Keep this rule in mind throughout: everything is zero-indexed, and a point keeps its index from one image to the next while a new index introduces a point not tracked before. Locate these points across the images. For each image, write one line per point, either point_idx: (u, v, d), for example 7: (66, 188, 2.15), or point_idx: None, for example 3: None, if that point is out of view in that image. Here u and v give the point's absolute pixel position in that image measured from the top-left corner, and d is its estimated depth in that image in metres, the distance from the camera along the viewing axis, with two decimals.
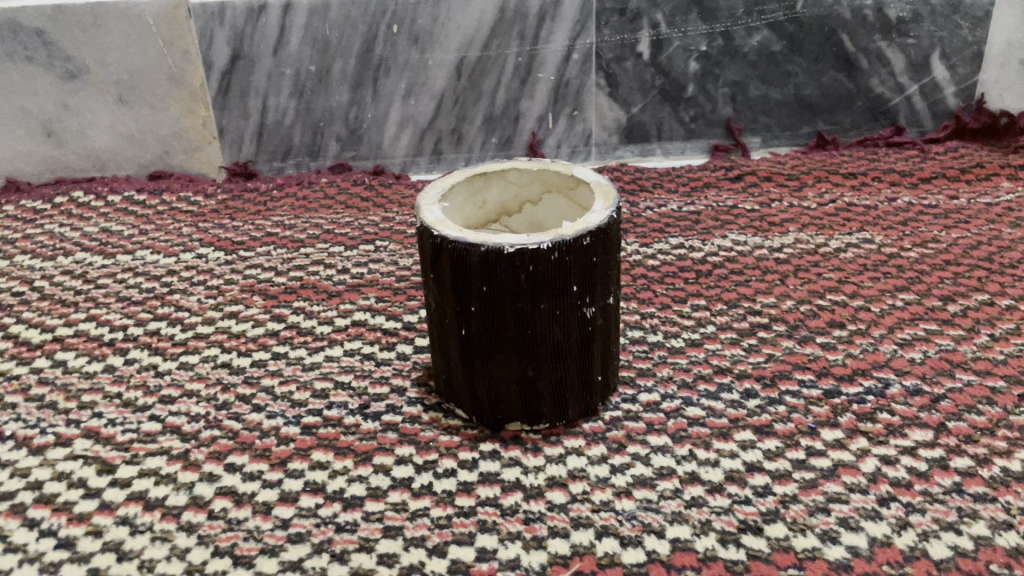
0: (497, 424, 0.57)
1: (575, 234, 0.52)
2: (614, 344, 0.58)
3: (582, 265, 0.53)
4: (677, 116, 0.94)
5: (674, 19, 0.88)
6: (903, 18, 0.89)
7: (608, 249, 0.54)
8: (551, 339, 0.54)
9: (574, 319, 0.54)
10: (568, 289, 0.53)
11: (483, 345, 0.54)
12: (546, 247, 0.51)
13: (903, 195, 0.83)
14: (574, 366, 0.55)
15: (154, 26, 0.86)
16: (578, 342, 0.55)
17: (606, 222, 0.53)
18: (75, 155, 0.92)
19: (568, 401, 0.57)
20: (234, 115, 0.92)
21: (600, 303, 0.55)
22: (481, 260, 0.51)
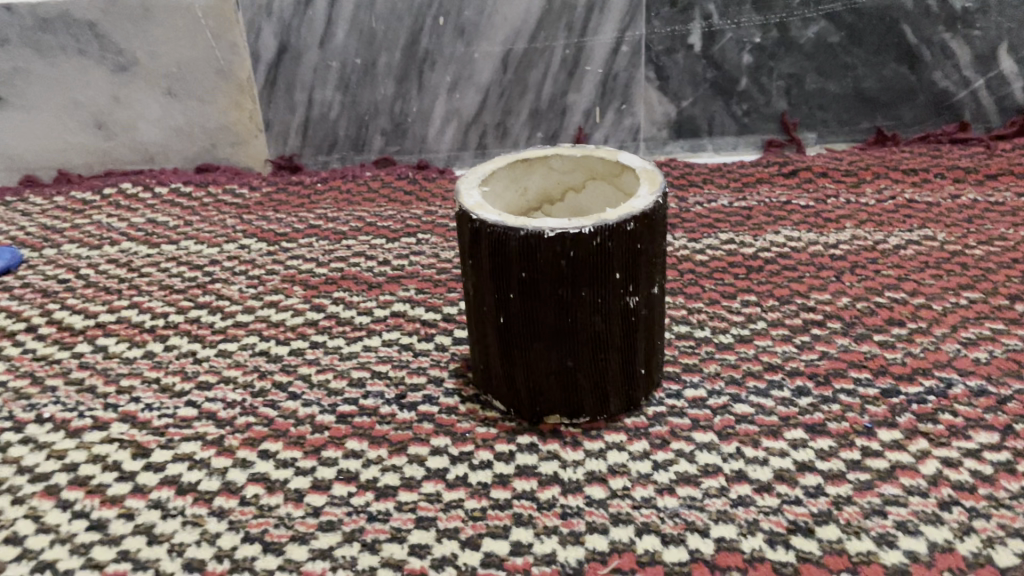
0: (534, 415, 0.55)
1: (618, 219, 0.50)
2: (658, 338, 0.56)
3: (624, 251, 0.51)
4: (729, 110, 0.91)
5: (727, 10, 0.85)
6: (969, 9, 0.85)
7: (653, 236, 0.52)
8: (592, 328, 0.52)
9: (616, 308, 0.52)
10: (610, 278, 0.51)
11: (522, 333, 0.53)
12: (588, 232, 0.49)
13: (968, 192, 0.79)
14: (616, 357, 0.53)
15: (203, 19, 0.86)
16: (620, 333, 0.53)
17: (651, 207, 0.51)
18: (125, 147, 0.93)
19: (610, 394, 0.55)
20: (280, 109, 0.92)
21: (644, 293, 0.53)
22: (521, 244, 0.50)
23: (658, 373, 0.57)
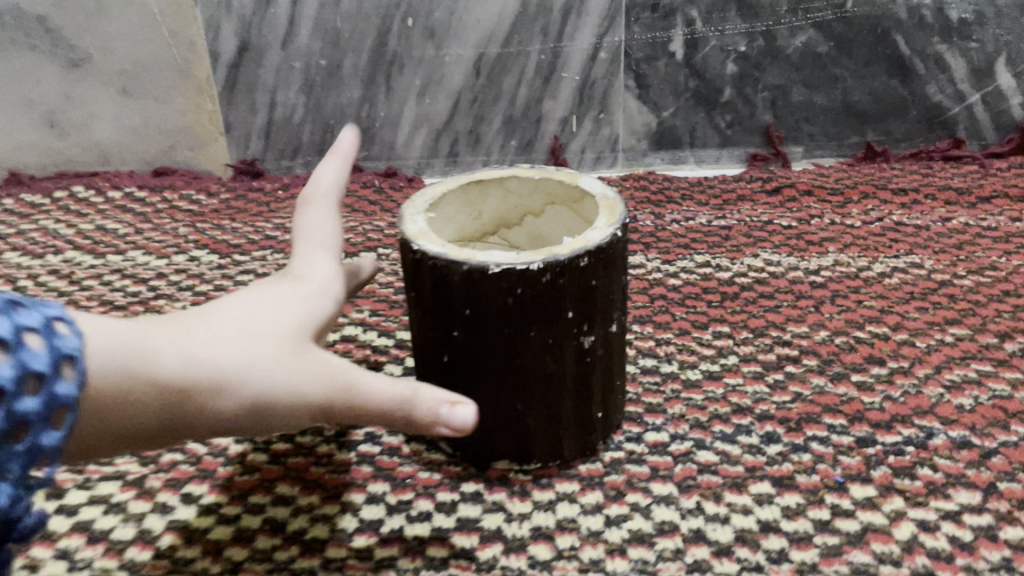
0: (483, 458, 0.51)
1: (571, 254, 0.45)
2: (617, 377, 0.52)
3: (577, 289, 0.46)
4: (712, 121, 0.87)
5: (711, 16, 0.81)
6: (967, 20, 0.80)
7: (610, 270, 0.48)
8: (543, 370, 0.48)
9: (568, 350, 0.48)
10: (560, 316, 0.46)
11: (466, 374, 0.48)
12: (536, 269, 0.45)
13: (960, 215, 0.75)
14: (569, 401, 0.49)
15: (159, 15, 0.81)
16: (574, 376, 0.49)
17: (608, 241, 0.46)
18: (78, 147, 0.89)
19: (563, 440, 0.50)
20: (242, 111, 0.88)
21: (598, 333, 0.49)
22: (465, 280, 0.45)
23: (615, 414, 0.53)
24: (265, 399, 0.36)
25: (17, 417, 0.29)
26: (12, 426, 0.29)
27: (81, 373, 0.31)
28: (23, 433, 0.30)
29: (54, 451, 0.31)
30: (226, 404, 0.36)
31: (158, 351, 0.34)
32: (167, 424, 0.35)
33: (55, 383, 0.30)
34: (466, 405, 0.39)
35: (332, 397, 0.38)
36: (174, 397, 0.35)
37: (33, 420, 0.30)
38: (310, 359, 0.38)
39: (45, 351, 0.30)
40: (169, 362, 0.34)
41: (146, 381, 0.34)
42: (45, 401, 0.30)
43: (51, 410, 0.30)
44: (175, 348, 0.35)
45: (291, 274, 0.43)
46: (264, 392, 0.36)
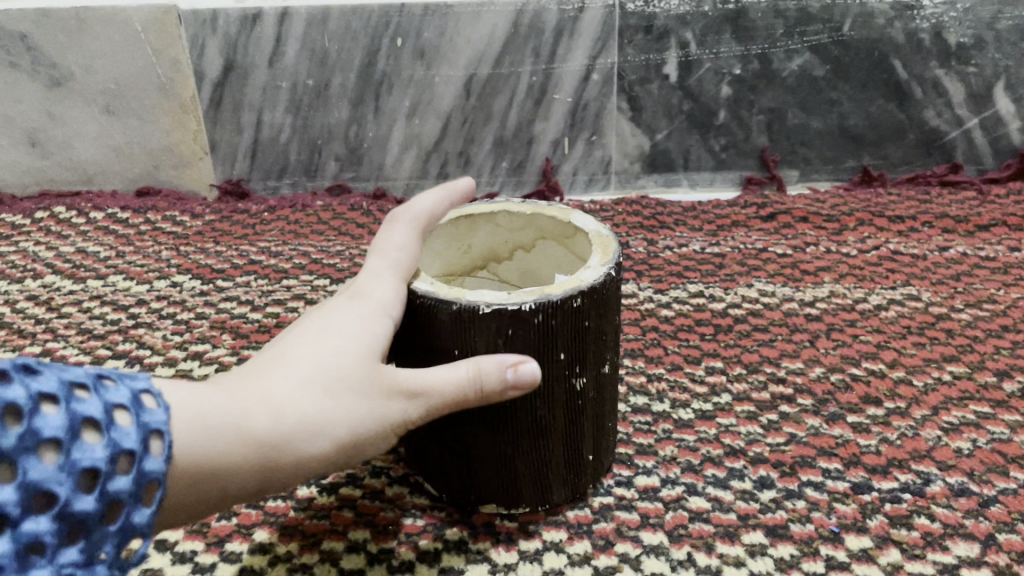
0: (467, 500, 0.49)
1: (564, 295, 0.44)
2: (610, 420, 0.50)
3: (569, 330, 0.45)
4: (706, 144, 0.85)
5: (705, 39, 0.79)
6: (964, 44, 0.79)
7: (603, 311, 0.46)
8: (533, 414, 0.46)
9: (559, 393, 0.46)
10: (550, 357, 0.45)
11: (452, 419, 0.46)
12: (529, 309, 0.43)
13: (957, 244, 0.74)
14: (559, 446, 0.47)
15: (143, 33, 0.80)
16: (565, 420, 0.47)
17: (601, 281, 0.45)
18: (61, 166, 0.87)
19: (552, 484, 0.49)
20: (227, 130, 0.86)
21: (590, 375, 0.47)
22: (453, 320, 0.44)
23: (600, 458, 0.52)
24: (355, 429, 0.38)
25: (111, 496, 0.30)
26: (107, 506, 0.30)
27: (168, 449, 0.32)
28: (117, 511, 0.30)
29: (145, 528, 0.31)
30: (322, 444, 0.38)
31: (246, 414, 0.36)
32: (269, 482, 0.37)
33: (144, 460, 0.31)
34: (529, 362, 0.42)
35: (413, 408, 0.40)
36: (276, 452, 0.36)
37: (126, 499, 0.30)
38: (387, 383, 0.39)
39: (135, 428, 0.31)
40: (263, 422, 0.36)
41: (246, 446, 0.35)
42: (135, 479, 0.31)
43: (141, 487, 0.31)
44: (261, 403, 0.36)
45: (352, 289, 0.43)
46: (353, 423, 0.38)
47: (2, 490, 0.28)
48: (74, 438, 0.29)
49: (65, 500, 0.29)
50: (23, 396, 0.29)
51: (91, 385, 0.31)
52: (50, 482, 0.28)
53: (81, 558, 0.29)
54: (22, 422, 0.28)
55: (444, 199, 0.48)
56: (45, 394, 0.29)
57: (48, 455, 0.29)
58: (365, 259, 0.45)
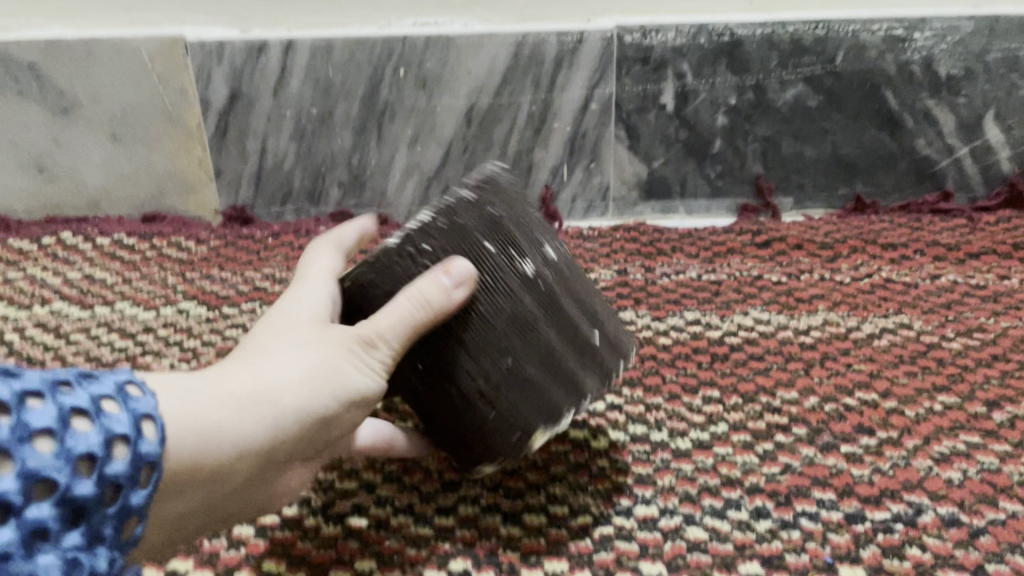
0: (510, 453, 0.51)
1: (452, 194, 0.47)
2: (588, 305, 0.52)
3: (484, 221, 0.47)
4: (703, 172, 0.87)
5: (701, 70, 0.81)
6: (955, 76, 0.81)
7: (513, 200, 0.49)
8: (522, 337, 0.48)
9: (519, 289, 0.48)
10: (487, 276, 0.48)
11: (456, 400, 0.49)
12: (428, 219, 0.47)
13: (948, 272, 0.75)
14: (546, 332, 0.49)
15: (149, 62, 0.81)
16: (537, 302, 0.49)
17: (488, 171, 0.49)
18: (67, 192, 0.89)
19: (562, 377, 0.49)
20: (231, 157, 0.87)
21: (541, 260, 0.49)
22: (375, 270, 0.48)
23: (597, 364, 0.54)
24: (339, 375, 0.45)
25: (109, 477, 0.33)
26: (104, 488, 0.33)
27: (161, 432, 0.36)
28: (115, 491, 0.34)
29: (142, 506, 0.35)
30: (310, 393, 0.44)
31: (223, 382, 0.41)
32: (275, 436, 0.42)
33: (138, 443, 0.35)
34: (453, 261, 0.46)
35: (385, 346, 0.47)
36: (268, 407, 0.42)
37: (123, 480, 0.34)
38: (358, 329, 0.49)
39: (126, 413, 0.35)
40: (244, 382, 0.42)
41: (235, 407, 0.40)
42: (132, 462, 0.34)
43: (138, 468, 0.35)
44: (234, 375, 0.42)
45: (283, 308, 0.49)
46: (334, 370, 0.45)
47: (4, 480, 0.31)
48: (66, 426, 0.33)
49: (66, 485, 0.32)
50: (9, 395, 0.32)
51: (72, 382, 0.35)
52: (48, 468, 0.32)
53: (83, 539, 0.33)
54: (13, 416, 0.32)
55: (363, 227, 0.60)
56: (31, 392, 0.33)
57: (46, 443, 0.32)
58: (281, 297, 0.51)
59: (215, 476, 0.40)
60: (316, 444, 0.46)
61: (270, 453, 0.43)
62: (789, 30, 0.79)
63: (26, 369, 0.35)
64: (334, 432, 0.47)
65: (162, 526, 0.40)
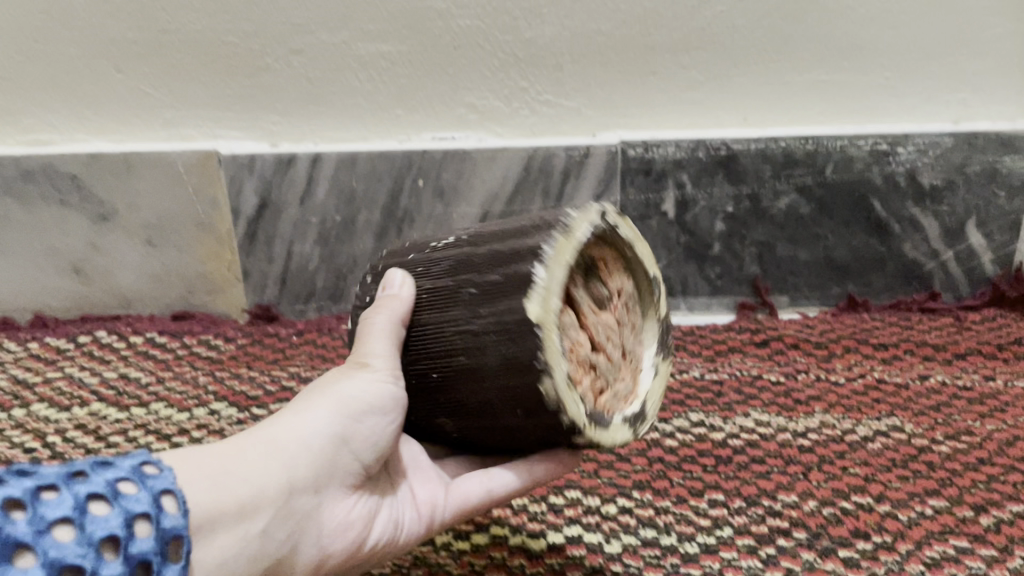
0: (566, 358, 0.46)
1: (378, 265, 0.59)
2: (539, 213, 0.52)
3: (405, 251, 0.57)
4: (703, 273, 0.92)
5: (700, 180, 0.88)
6: (937, 186, 0.87)
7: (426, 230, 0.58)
8: (473, 262, 0.49)
9: (449, 247, 0.52)
10: (423, 269, 0.53)
11: (485, 365, 0.47)
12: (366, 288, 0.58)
13: (937, 373, 0.80)
14: (480, 247, 0.49)
15: (185, 175, 0.87)
16: (469, 242, 0.51)
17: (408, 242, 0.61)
18: (102, 292, 0.94)
19: (509, 249, 0.47)
20: (259, 260, 0.92)
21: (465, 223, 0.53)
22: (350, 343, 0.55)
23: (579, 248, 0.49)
24: (342, 392, 0.49)
25: (134, 557, 0.36)
26: (133, 567, 0.35)
27: (182, 503, 0.39)
28: (145, 570, 0.36)
29: None
30: (314, 414, 0.48)
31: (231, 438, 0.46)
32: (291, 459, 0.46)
33: (160, 520, 0.38)
34: (390, 276, 0.54)
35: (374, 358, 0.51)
36: (275, 435, 0.46)
37: (150, 556, 0.36)
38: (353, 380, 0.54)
39: (143, 494, 0.38)
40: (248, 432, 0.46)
41: (239, 446, 0.45)
42: (155, 539, 0.37)
43: (164, 545, 0.37)
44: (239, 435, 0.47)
45: None
46: (333, 392, 0.49)
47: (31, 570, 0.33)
48: (83, 513, 0.35)
49: (92, 568, 0.34)
50: (21, 490, 0.35)
51: (87, 471, 0.38)
52: (70, 555, 0.34)
53: None
54: (28, 510, 0.34)
55: None
56: (46, 486, 0.36)
57: (65, 531, 0.34)
58: None
59: (250, 502, 0.43)
60: (345, 465, 0.49)
61: (296, 476, 0.46)
62: (781, 145, 0.86)
63: (38, 470, 0.37)
64: (360, 449, 0.50)
65: (227, 572, 0.41)
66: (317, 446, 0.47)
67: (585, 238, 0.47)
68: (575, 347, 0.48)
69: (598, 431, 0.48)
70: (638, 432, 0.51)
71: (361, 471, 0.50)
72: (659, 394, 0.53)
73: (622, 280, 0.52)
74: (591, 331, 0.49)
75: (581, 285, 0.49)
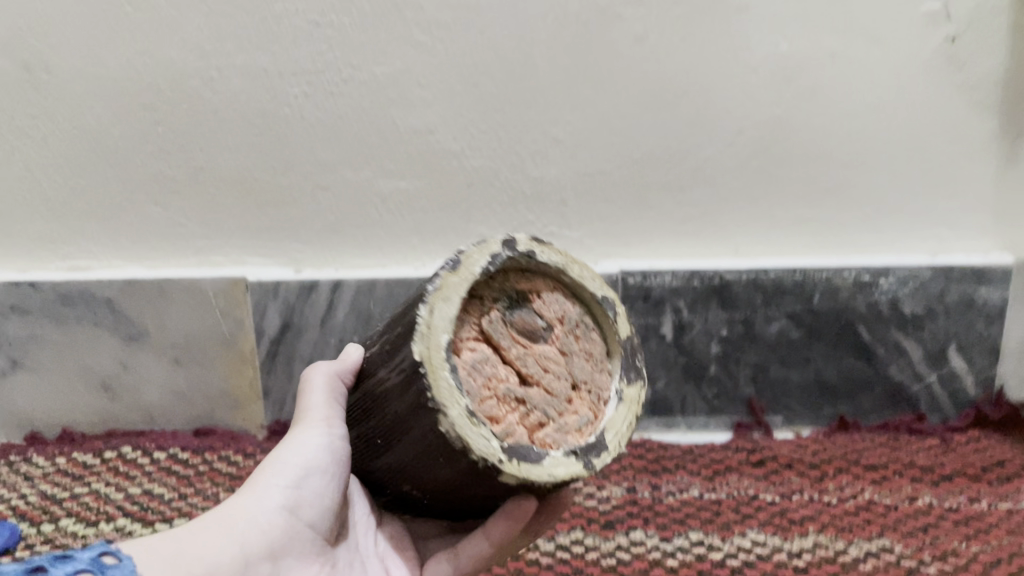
0: (464, 394, 0.48)
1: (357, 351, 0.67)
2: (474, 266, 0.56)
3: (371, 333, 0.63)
4: (701, 393, 0.97)
5: (695, 305, 0.93)
6: (918, 313, 0.92)
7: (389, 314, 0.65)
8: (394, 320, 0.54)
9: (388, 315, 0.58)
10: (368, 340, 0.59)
11: (406, 414, 0.50)
12: None
13: (924, 494, 0.84)
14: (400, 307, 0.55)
15: (213, 299, 0.93)
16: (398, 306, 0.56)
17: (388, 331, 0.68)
18: (128, 408, 0.98)
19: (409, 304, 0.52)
20: (279, 378, 0.96)
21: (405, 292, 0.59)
22: None
23: (496, 282, 0.54)
24: (289, 466, 0.57)
25: None
26: None
27: None
28: None
29: None
30: (264, 490, 0.56)
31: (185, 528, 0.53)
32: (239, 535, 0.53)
33: None
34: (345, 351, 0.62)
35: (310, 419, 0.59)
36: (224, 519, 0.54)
37: None
38: None
39: None
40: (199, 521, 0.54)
41: (192, 531, 0.52)
42: None
43: None
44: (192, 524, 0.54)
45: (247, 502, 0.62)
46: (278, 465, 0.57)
47: None
48: None
49: None
50: None
51: (49, 566, 0.43)
52: None
53: None
54: None
55: None
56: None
57: None
58: None
59: (212, 566, 0.50)
60: (295, 532, 0.56)
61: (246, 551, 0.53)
62: (771, 274, 0.92)
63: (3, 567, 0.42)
64: (311, 513, 0.58)
65: None
66: (270, 518, 0.55)
67: (480, 270, 0.51)
68: (492, 380, 0.51)
69: (525, 467, 0.48)
70: (591, 464, 0.51)
71: (319, 533, 0.58)
72: (625, 424, 0.53)
73: (563, 307, 0.55)
74: (516, 364, 0.52)
75: (497, 318, 0.53)
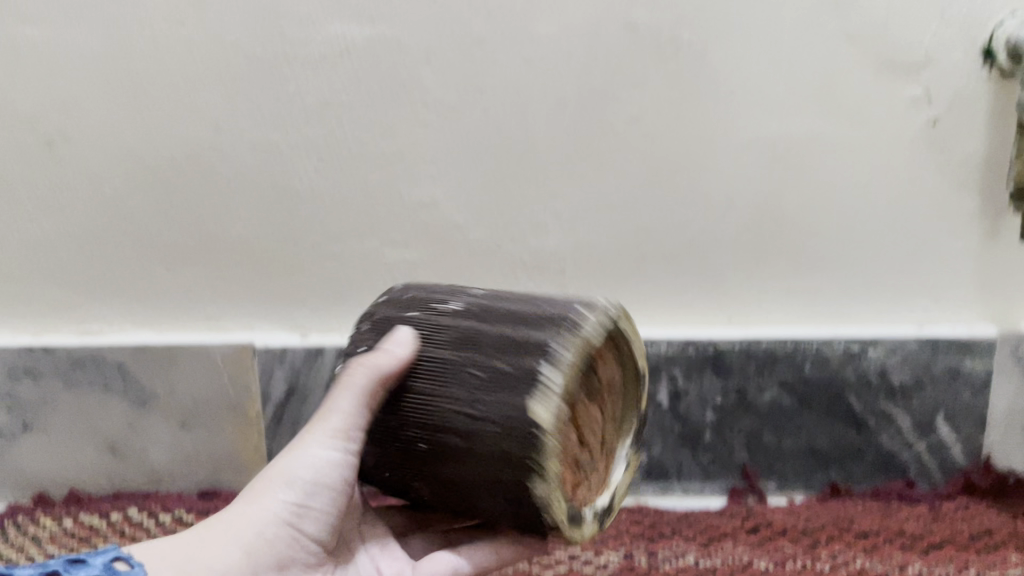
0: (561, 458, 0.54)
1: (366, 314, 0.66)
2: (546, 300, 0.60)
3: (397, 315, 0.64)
4: (696, 459, 0.99)
5: (690, 373, 0.96)
6: (907, 383, 0.95)
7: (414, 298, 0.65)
8: (483, 347, 0.57)
9: (456, 322, 0.60)
10: (423, 333, 0.60)
11: (488, 451, 0.55)
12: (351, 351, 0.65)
13: (913, 562, 0.86)
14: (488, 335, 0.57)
15: (221, 364, 0.96)
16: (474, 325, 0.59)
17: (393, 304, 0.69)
18: (135, 471, 1.00)
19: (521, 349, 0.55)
20: (284, 442, 0.98)
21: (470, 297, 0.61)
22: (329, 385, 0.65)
23: None
24: (297, 477, 0.61)
25: None
26: None
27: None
28: None
29: None
30: (270, 501, 0.61)
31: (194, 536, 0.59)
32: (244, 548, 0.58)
33: None
34: (394, 333, 0.61)
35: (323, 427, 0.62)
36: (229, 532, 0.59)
37: None
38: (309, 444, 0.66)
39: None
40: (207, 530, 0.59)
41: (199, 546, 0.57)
42: None
43: None
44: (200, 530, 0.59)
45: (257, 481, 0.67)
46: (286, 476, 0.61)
47: None
48: None
49: None
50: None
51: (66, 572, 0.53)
52: None
53: None
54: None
55: None
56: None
57: None
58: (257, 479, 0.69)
59: None
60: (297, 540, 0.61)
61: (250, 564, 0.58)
62: (764, 344, 0.95)
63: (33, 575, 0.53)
64: (314, 521, 0.62)
65: None
66: (274, 528, 0.60)
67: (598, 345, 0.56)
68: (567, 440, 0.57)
69: (571, 524, 0.57)
70: (603, 521, 0.61)
71: (318, 539, 0.63)
72: (625, 484, 0.64)
73: (611, 374, 0.63)
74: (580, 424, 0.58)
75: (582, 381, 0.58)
